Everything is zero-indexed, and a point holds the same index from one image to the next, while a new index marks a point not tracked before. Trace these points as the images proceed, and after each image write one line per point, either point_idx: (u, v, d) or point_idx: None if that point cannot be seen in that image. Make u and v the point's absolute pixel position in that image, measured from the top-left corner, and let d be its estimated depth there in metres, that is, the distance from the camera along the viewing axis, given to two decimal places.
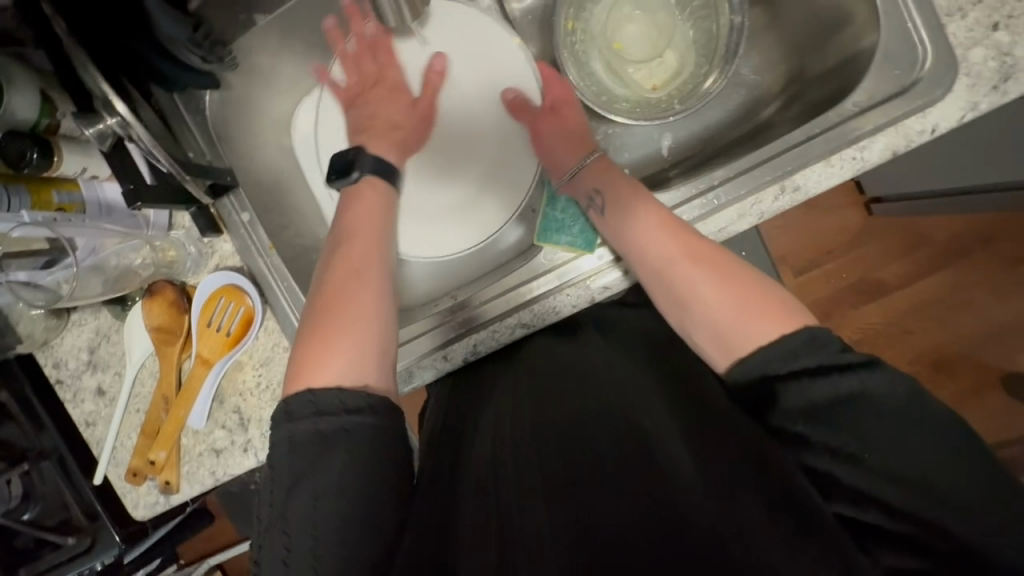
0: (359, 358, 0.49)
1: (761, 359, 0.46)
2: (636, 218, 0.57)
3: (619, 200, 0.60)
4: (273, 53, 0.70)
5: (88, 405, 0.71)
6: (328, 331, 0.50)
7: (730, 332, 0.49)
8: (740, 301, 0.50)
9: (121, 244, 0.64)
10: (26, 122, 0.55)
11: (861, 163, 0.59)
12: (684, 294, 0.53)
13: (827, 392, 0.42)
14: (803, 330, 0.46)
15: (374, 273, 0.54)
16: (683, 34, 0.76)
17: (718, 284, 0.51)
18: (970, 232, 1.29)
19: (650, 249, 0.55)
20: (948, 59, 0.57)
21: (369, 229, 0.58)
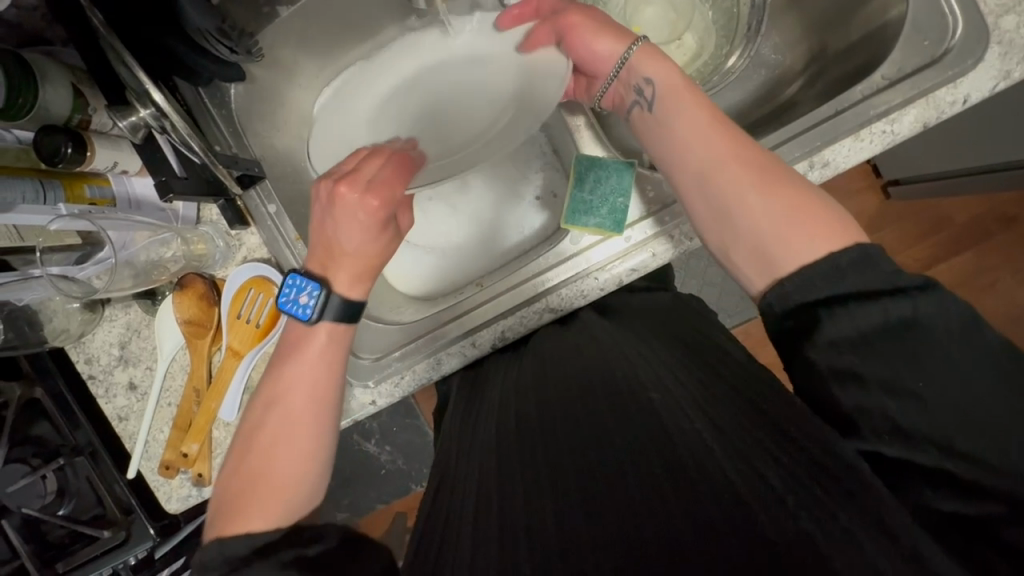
0: (281, 508, 0.50)
1: (804, 277, 0.46)
2: (692, 122, 0.54)
3: (677, 105, 0.55)
4: (294, 46, 0.70)
5: (120, 400, 0.72)
6: (253, 487, 0.51)
7: (775, 249, 0.48)
8: (788, 209, 0.49)
9: (151, 239, 0.65)
10: (59, 117, 0.55)
11: (892, 137, 0.58)
12: (731, 198, 0.51)
13: (877, 318, 0.42)
14: (854, 249, 0.45)
15: (312, 427, 0.53)
16: (702, 16, 0.75)
17: (767, 193, 0.50)
18: (989, 214, 1.28)
19: (699, 149, 0.53)
20: (980, 26, 0.56)
21: (320, 374, 0.54)
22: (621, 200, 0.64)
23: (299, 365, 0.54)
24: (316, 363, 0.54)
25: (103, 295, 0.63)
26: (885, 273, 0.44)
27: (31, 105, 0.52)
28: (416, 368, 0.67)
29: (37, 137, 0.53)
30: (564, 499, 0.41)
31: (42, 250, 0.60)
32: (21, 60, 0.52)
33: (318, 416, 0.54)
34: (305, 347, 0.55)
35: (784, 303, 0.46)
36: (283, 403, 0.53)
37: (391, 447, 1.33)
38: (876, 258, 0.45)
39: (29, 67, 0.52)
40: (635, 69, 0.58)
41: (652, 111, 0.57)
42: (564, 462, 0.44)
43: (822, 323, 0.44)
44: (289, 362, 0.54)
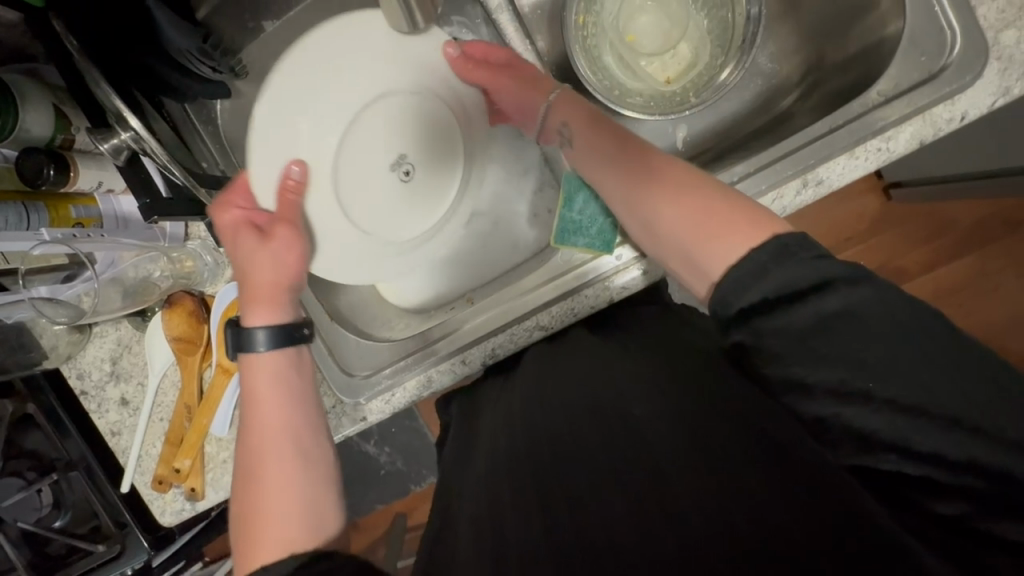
0: (295, 528, 0.48)
1: (731, 280, 0.44)
2: (604, 159, 0.57)
3: (588, 146, 0.59)
4: None
5: (112, 415, 0.72)
6: (257, 519, 0.49)
7: (699, 259, 0.48)
8: (707, 216, 0.48)
9: (139, 257, 0.65)
10: (41, 138, 0.55)
11: (887, 154, 0.57)
12: (648, 218, 0.52)
13: (810, 316, 0.41)
14: (771, 243, 0.44)
15: (292, 443, 0.52)
16: (697, 25, 0.74)
17: (678, 205, 0.50)
18: (993, 216, 1.26)
19: (614, 176, 0.56)
20: (979, 41, 0.54)
21: (282, 395, 0.54)
22: (609, 220, 0.63)
23: (260, 392, 0.54)
24: (275, 384, 0.55)
25: (90, 318, 0.64)
26: (807, 262, 0.42)
27: (10, 129, 0.52)
28: (406, 385, 0.66)
29: (19, 158, 0.53)
30: (550, 517, 0.41)
31: (25, 272, 0.60)
32: None
33: (295, 432, 0.53)
34: (260, 376, 0.55)
35: (726, 309, 0.44)
36: (258, 431, 0.53)
37: (390, 449, 1.33)
38: (796, 247, 0.43)
39: (7, 90, 0.52)
40: (549, 119, 0.64)
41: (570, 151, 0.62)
42: (553, 483, 0.44)
43: (762, 329, 0.42)
44: (246, 393, 0.54)
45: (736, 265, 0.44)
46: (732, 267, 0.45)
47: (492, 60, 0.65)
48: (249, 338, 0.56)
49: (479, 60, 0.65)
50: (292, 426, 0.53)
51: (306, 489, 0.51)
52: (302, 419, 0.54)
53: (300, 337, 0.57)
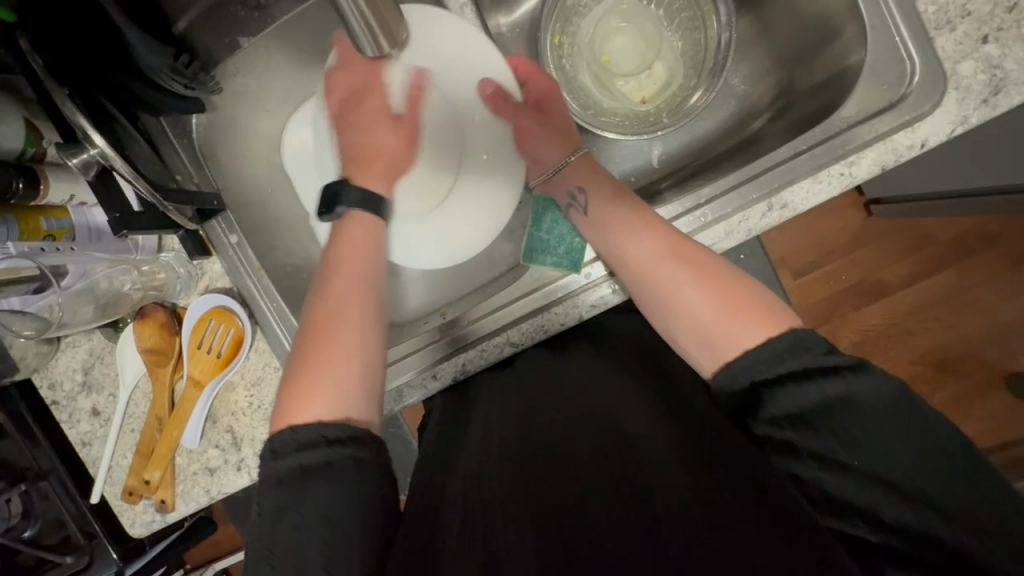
0: (341, 391, 0.49)
1: (747, 363, 0.47)
2: (616, 216, 0.59)
3: (599, 198, 0.62)
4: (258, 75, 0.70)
5: (84, 425, 0.72)
6: (312, 369, 0.50)
7: (716, 338, 0.50)
8: (720, 297, 0.51)
9: (112, 268, 0.65)
10: (12, 151, 0.55)
11: (850, 179, 0.58)
12: (658, 286, 0.54)
13: (814, 397, 0.43)
14: (788, 333, 0.46)
15: (358, 306, 0.54)
16: (672, 46, 0.75)
17: (698, 286, 0.52)
18: (970, 233, 1.28)
19: (631, 237, 0.57)
20: (937, 71, 0.56)
21: (358, 258, 0.57)
22: (578, 240, 0.64)
23: (342, 261, 0.57)
24: (356, 256, 0.57)
25: (58, 330, 0.64)
26: (819, 359, 0.44)
27: None
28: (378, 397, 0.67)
29: None
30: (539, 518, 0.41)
31: None
32: None
33: (362, 298, 0.55)
34: (353, 246, 0.58)
35: (733, 385, 0.47)
36: (328, 294, 0.55)
37: None
38: (811, 343, 0.45)
39: None
40: (557, 181, 0.66)
41: (586, 214, 0.62)
42: (541, 488, 0.43)
43: (771, 396, 0.44)
44: (334, 253, 0.58)
45: (751, 351, 0.47)
46: (749, 353, 0.47)
47: (540, 108, 0.68)
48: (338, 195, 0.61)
49: (522, 105, 0.69)
50: (362, 290, 0.55)
51: (364, 355, 0.52)
52: (369, 287, 0.56)
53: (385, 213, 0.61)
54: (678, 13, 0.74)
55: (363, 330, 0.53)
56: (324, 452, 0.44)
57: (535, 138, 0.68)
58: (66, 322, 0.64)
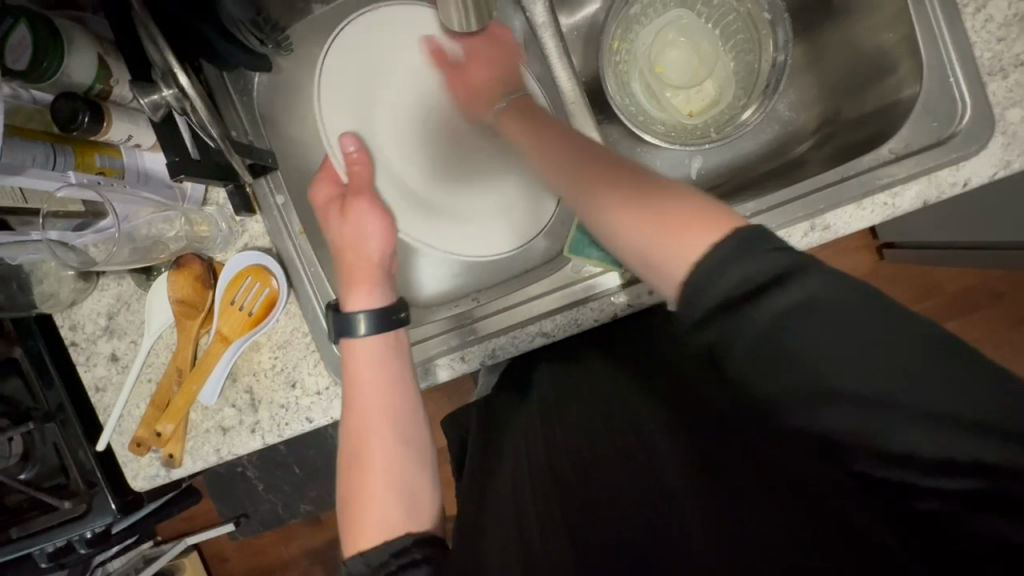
0: (387, 518, 0.49)
1: (694, 279, 0.41)
2: (561, 167, 0.54)
3: (550, 150, 0.56)
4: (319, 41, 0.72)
5: (100, 370, 0.71)
6: (357, 502, 0.51)
7: (665, 255, 0.44)
8: (656, 218, 0.45)
9: (155, 214, 0.66)
10: (81, 86, 0.55)
11: (892, 209, 0.60)
12: (607, 230, 0.49)
13: (770, 313, 0.38)
14: (731, 236, 0.40)
15: (388, 420, 0.53)
16: (724, 65, 0.77)
17: (631, 220, 0.47)
18: (977, 287, 1.31)
19: (570, 191, 0.53)
20: (987, 115, 0.58)
21: (376, 373, 0.55)
22: None
23: (358, 379, 0.55)
24: (375, 372, 0.55)
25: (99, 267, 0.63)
26: (766, 255, 0.39)
27: (55, 71, 0.52)
28: None
29: (56, 100, 0.52)
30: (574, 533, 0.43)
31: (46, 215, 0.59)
32: (51, 25, 0.51)
33: (388, 413, 0.54)
34: (362, 367, 0.56)
35: (688, 316, 0.41)
36: (353, 412, 0.54)
37: None
38: (760, 241, 0.40)
39: (58, 32, 0.52)
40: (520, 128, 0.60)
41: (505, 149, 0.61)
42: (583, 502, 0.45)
43: (728, 331, 0.39)
44: (346, 375, 0.56)
45: (696, 266, 0.41)
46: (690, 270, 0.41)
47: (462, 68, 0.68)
48: (348, 323, 0.57)
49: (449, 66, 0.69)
50: (389, 409, 0.54)
51: (400, 469, 0.52)
52: (397, 401, 0.55)
53: (397, 320, 0.58)
54: (734, 36, 0.76)
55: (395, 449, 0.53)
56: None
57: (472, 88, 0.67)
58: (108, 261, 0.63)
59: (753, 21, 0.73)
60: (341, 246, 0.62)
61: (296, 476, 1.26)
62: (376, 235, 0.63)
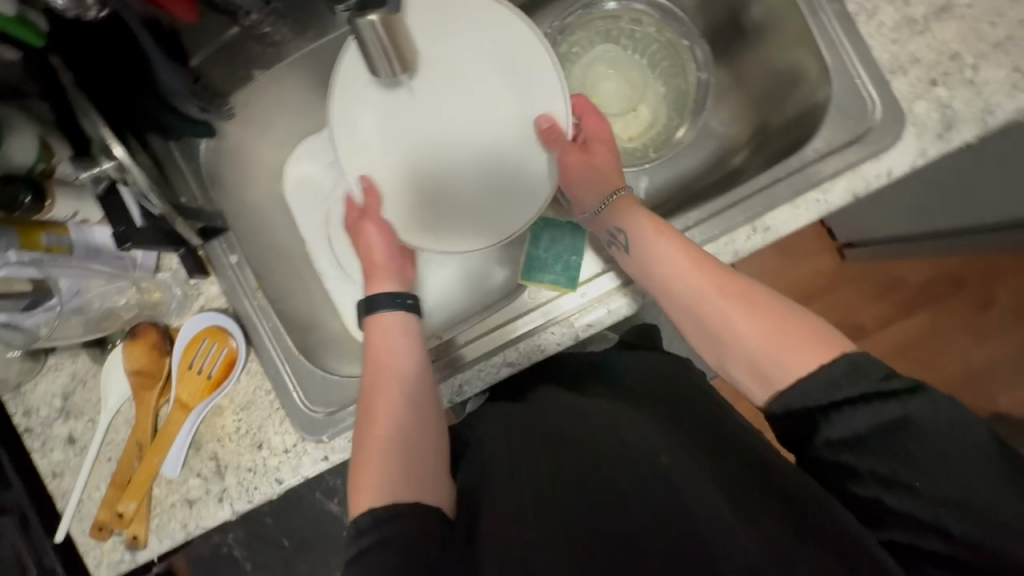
0: (399, 481, 0.50)
1: (801, 391, 0.48)
2: (685, 282, 0.57)
3: (687, 258, 0.57)
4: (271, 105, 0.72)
5: (56, 454, 0.68)
6: (369, 458, 0.52)
7: (768, 366, 0.51)
8: (784, 340, 0.51)
9: (106, 286, 0.65)
10: (22, 167, 0.55)
11: (825, 205, 0.63)
12: (722, 334, 0.55)
13: (868, 420, 0.44)
14: (842, 359, 0.47)
15: (395, 393, 0.56)
16: (655, 91, 0.81)
17: (752, 335, 0.53)
18: (940, 276, 1.34)
19: (692, 300, 0.56)
20: (895, 109, 0.62)
21: (398, 350, 0.60)
22: (574, 258, 0.66)
23: (382, 348, 0.60)
24: (388, 342, 0.61)
25: (44, 342, 0.63)
26: (877, 382, 0.45)
27: None
28: None
29: None
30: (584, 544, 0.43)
31: None
32: None
33: (397, 388, 0.57)
34: (380, 351, 0.60)
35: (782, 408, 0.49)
36: (376, 372, 0.58)
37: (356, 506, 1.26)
38: (867, 367, 0.46)
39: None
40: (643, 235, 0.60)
41: (629, 254, 0.61)
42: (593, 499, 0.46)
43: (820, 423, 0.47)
44: (368, 351, 0.61)
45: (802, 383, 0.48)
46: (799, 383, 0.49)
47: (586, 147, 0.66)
48: (371, 303, 0.63)
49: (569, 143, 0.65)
50: (402, 380, 0.58)
51: (411, 433, 0.54)
52: (404, 378, 0.58)
53: (407, 305, 0.64)
54: (660, 61, 0.81)
55: (408, 412, 0.55)
56: (375, 535, 0.45)
57: (580, 173, 0.66)
58: (54, 334, 0.64)
59: (674, 48, 0.79)
60: (364, 259, 0.67)
61: (284, 550, 1.20)
62: (377, 241, 0.66)
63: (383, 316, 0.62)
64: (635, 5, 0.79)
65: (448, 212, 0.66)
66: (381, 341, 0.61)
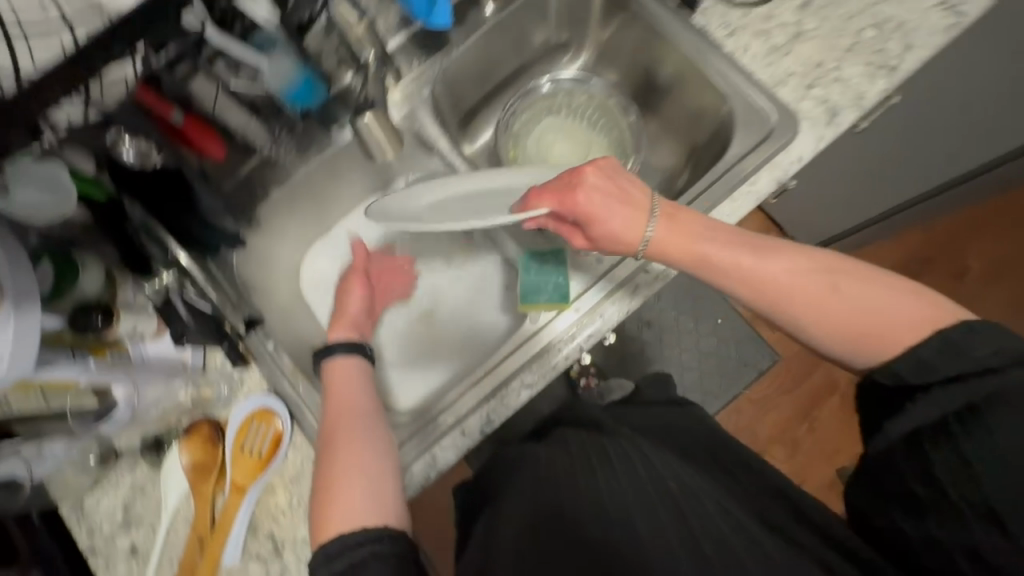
0: (373, 509, 0.52)
1: (911, 360, 0.52)
2: (785, 302, 0.58)
3: (781, 277, 0.58)
4: (282, 216, 0.84)
5: (121, 568, 0.71)
6: (338, 492, 0.54)
7: (867, 338, 0.55)
8: (874, 330, 0.55)
9: (160, 392, 0.71)
10: (92, 296, 0.66)
11: (756, 194, 0.75)
12: (817, 337, 0.58)
13: (960, 397, 0.48)
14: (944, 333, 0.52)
15: (361, 427, 0.60)
16: (599, 142, 0.95)
17: (841, 338, 0.56)
18: (911, 258, 1.45)
19: (785, 313, 0.58)
20: (787, 110, 0.76)
21: (359, 396, 0.63)
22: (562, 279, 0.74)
23: (342, 392, 0.63)
24: (350, 388, 0.64)
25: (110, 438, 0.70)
26: (973, 358, 0.49)
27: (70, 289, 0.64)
28: (413, 469, 0.71)
29: (73, 314, 0.63)
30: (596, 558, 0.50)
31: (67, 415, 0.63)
32: (67, 254, 0.65)
33: (361, 424, 0.60)
34: (337, 395, 0.64)
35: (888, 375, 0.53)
36: (339, 417, 0.61)
37: None
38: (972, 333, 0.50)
39: (74, 260, 0.65)
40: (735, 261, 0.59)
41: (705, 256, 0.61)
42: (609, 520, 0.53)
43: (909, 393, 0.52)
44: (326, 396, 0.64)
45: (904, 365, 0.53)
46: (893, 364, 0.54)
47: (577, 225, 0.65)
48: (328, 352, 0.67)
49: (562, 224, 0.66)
50: (366, 421, 0.61)
51: (379, 467, 0.57)
52: (370, 417, 0.62)
53: (364, 353, 0.68)
54: (598, 120, 0.96)
55: (378, 451, 0.58)
56: (343, 561, 0.47)
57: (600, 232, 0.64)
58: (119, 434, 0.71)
59: (606, 106, 0.95)
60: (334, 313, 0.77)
61: None
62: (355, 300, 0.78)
63: (340, 360, 0.66)
64: (564, 82, 0.95)
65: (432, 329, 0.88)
66: (337, 378, 0.65)
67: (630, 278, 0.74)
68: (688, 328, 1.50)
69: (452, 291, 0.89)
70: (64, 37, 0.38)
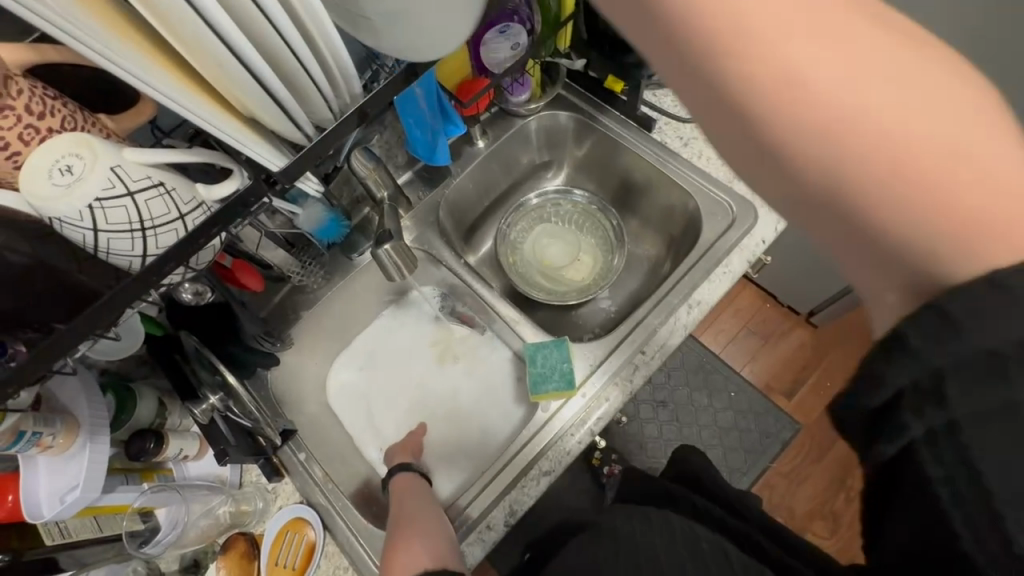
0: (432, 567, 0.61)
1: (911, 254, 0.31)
2: (751, 61, 0.33)
3: (810, 55, 0.32)
4: (324, 338, 0.96)
5: None
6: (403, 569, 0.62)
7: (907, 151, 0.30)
8: (953, 168, 0.30)
9: (197, 512, 0.73)
10: (146, 422, 0.73)
11: (731, 273, 0.84)
12: (794, 151, 0.33)
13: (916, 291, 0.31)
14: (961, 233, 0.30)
15: (427, 519, 0.69)
16: (587, 242, 1.09)
17: (815, 229, 0.36)
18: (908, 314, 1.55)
19: (788, 143, 0.33)
20: (745, 201, 0.88)
21: (420, 501, 0.74)
22: (567, 365, 0.80)
23: (406, 500, 0.74)
24: (412, 497, 0.75)
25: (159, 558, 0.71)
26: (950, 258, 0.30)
27: (128, 419, 0.71)
28: None
29: (128, 441, 0.70)
30: None
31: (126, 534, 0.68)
32: (128, 387, 0.72)
33: (426, 513, 0.71)
34: (402, 488, 0.76)
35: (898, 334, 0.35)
36: (402, 519, 0.71)
37: None
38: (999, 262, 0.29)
39: (132, 391, 0.73)
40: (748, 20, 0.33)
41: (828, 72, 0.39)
42: None
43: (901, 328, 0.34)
44: (392, 505, 0.74)
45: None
46: (993, 272, 0.30)
47: None
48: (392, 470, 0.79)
49: None
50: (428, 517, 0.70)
51: (439, 546, 0.65)
52: (430, 503, 0.74)
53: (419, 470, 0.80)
54: (584, 223, 1.10)
55: (442, 533, 0.68)
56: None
57: None
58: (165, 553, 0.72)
59: (589, 212, 1.09)
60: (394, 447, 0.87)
61: None
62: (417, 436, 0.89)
63: (400, 475, 0.79)
64: (550, 195, 1.09)
65: (447, 422, 0.94)
66: (401, 488, 0.77)
67: (654, 355, 0.81)
68: (702, 404, 1.50)
69: (468, 390, 0.95)
70: (178, 226, 0.43)
